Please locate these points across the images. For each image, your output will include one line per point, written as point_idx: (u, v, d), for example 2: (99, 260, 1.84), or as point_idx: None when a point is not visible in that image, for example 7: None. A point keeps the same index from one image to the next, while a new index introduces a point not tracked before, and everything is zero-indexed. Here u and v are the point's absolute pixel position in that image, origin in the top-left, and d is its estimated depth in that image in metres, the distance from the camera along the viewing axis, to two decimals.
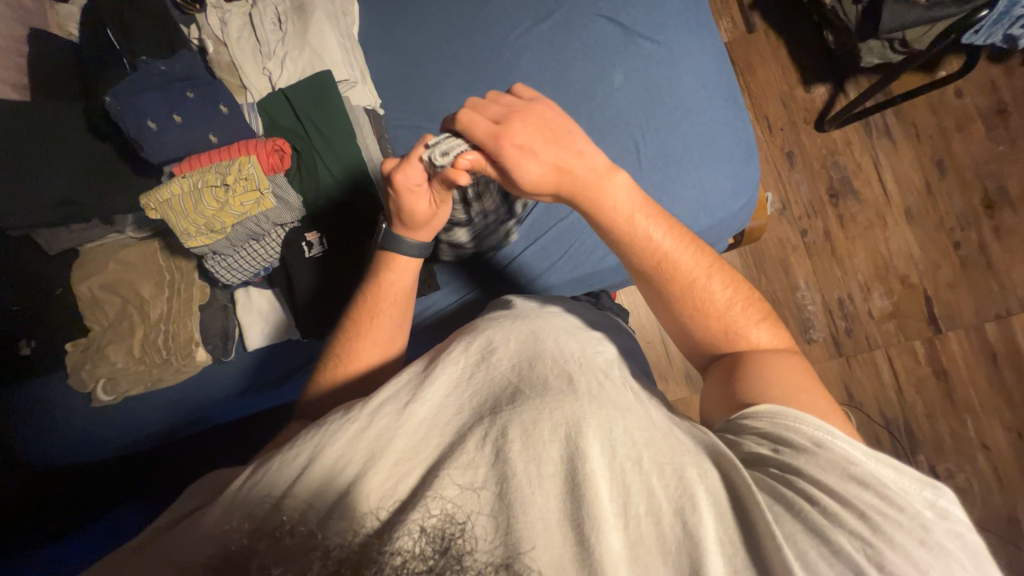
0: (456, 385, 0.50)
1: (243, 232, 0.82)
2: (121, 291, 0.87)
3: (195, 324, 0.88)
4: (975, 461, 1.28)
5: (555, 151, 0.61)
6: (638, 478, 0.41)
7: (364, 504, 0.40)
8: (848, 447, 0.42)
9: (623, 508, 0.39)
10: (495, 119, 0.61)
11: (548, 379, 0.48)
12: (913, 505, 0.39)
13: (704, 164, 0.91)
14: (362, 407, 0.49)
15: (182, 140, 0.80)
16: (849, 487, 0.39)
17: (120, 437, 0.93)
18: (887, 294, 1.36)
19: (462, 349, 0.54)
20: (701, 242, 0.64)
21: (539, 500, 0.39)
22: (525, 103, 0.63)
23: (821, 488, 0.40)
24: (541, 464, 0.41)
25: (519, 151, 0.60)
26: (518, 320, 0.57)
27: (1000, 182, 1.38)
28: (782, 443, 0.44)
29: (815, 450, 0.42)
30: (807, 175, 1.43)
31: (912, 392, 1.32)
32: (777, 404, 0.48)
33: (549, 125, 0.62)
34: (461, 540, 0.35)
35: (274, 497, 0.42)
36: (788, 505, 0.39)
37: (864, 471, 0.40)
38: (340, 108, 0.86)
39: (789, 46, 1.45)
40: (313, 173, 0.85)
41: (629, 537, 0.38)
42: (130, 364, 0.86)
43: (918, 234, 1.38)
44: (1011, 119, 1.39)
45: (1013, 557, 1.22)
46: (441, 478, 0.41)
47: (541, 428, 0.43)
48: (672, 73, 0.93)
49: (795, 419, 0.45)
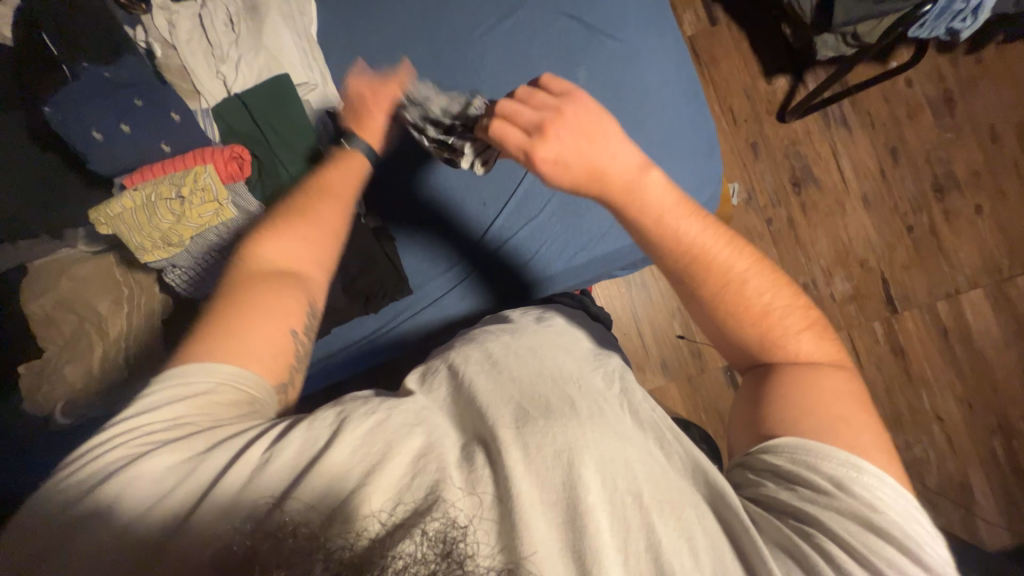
0: (463, 394, 0.50)
1: (203, 243, 0.79)
2: (77, 307, 0.83)
3: (156, 339, 0.84)
4: (931, 432, 1.36)
5: (588, 152, 0.60)
6: (637, 513, 0.42)
7: (368, 506, 0.40)
8: (871, 494, 0.44)
9: (622, 543, 0.41)
10: (529, 130, 0.60)
11: (551, 400, 0.48)
12: (926, 557, 0.42)
13: (668, 162, 0.93)
14: (373, 405, 0.48)
15: (134, 151, 0.78)
16: (867, 538, 0.43)
17: None
18: (848, 277, 1.43)
19: (467, 361, 0.53)
20: (745, 241, 0.63)
21: (541, 526, 0.41)
22: (557, 106, 0.60)
23: (838, 541, 0.43)
24: (544, 486, 0.42)
25: (552, 165, 0.60)
26: (523, 339, 0.57)
27: (947, 167, 1.45)
28: (806, 488, 0.46)
29: (836, 495, 0.45)
30: (771, 165, 1.47)
31: (872, 369, 1.39)
32: (799, 437, 0.49)
33: (583, 128, 0.60)
34: (463, 544, 0.37)
35: (276, 493, 0.43)
36: (803, 559, 0.42)
37: (884, 522, 0.43)
38: (300, 112, 0.85)
39: (750, 39, 1.48)
40: (275, 179, 0.83)
41: (628, 572, 0.40)
42: (88, 384, 0.81)
43: (875, 220, 1.44)
44: (957, 106, 1.46)
45: (965, 518, 1.31)
46: (446, 493, 0.41)
47: (544, 451, 0.44)
48: (635, 71, 0.94)
49: (824, 459, 0.47)
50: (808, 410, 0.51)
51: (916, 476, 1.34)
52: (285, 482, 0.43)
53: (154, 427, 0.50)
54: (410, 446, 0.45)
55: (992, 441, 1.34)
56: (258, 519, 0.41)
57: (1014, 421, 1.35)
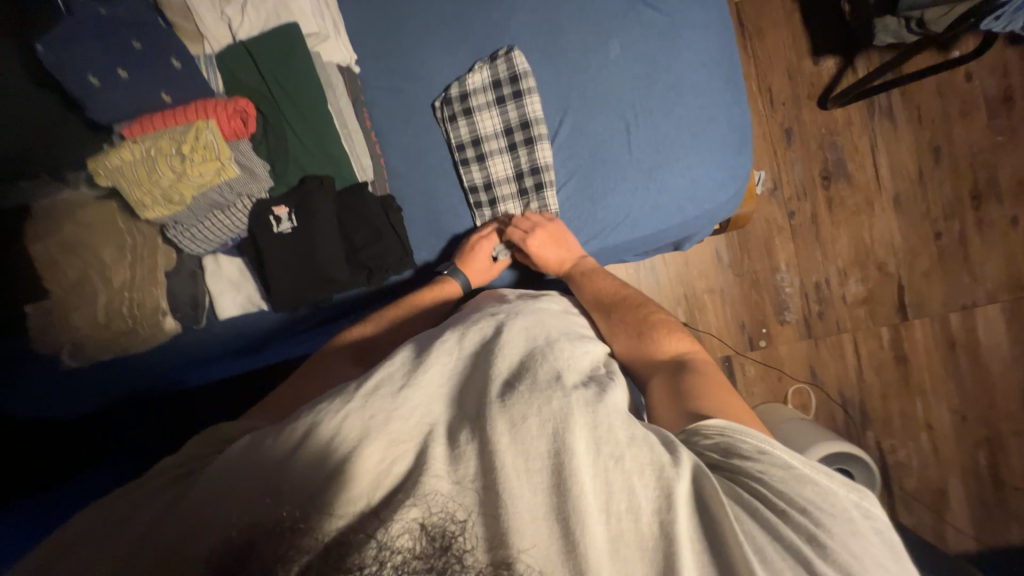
0: (449, 373, 0.51)
1: (205, 203, 0.78)
2: (80, 252, 0.79)
3: (162, 292, 0.84)
4: (918, 439, 1.37)
5: (558, 250, 0.85)
6: (619, 475, 0.42)
7: (357, 488, 0.40)
8: (786, 454, 0.46)
9: (606, 504, 0.41)
10: (525, 230, 0.86)
11: (536, 375, 0.49)
12: (841, 499, 0.44)
13: (695, 151, 0.88)
14: (358, 387, 0.48)
15: (131, 99, 0.74)
16: (791, 485, 0.44)
17: (111, 391, 0.90)
18: (863, 280, 1.39)
19: (455, 341, 0.55)
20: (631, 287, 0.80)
21: (525, 493, 0.40)
22: (546, 218, 0.87)
23: (767, 488, 0.44)
24: (528, 457, 0.42)
25: (535, 250, 0.85)
26: (513, 317, 0.60)
27: (991, 173, 1.37)
28: (733, 454, 0.47)
29: (760, 457, 0.46)
30: (803, 154, 1.39)
31: (871, 373, 1.39)
32: (724, 420, 0.51)
33: (560, 234, 0.86)
34: (462, 539, 0.37)
35: (249, 486, 0.41)
36: (746, 504, 0.43)
37: (802, 473, 0.45)
38: (309, 67, 0.80)
39: (802, 12, 1.36)
40: (282, 142, 0.81)
41: (611, 532, 0.40)
42: (95, 329, 0.81)
43: (902, 222, 1.38)
44: (1015, 107, 1.36)
45: (935, 522, 1.35)
46: (432, 475, 0.41)
47: (529, 424, 0.44)
48: (672, 48, 0.87)
49: (740, 432, 0.49)
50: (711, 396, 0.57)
51: (896, 479, 1.36)
52: (256, 476, 0.42)
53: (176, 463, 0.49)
54: (396, 427, 0.44)
55: (977, 453, 1.36)
56: (229, 514, 0.39)
57: (1002, 436, 1.36)
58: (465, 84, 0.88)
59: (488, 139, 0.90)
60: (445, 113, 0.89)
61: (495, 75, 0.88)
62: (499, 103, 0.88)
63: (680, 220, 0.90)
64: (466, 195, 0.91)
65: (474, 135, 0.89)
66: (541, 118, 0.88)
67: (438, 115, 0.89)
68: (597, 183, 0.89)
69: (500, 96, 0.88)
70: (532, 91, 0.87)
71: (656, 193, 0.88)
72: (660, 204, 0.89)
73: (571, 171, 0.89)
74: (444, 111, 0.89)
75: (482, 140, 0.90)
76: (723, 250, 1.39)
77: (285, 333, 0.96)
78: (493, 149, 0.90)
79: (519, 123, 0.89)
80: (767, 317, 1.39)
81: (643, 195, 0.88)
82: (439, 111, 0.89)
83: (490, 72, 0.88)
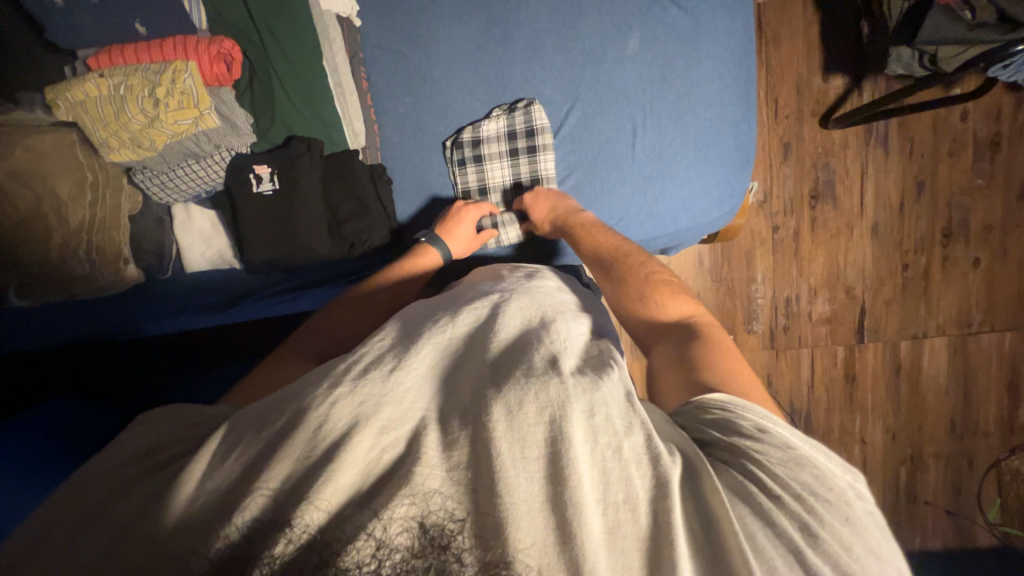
0: (441, 355, 0.49)
1: (179, 150, 0.74)
2: (27, 184, 0.71)
3: (126, 236, 0.79)
4: (851, 451, 1.48)
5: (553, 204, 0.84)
6: (616, 465, 0.41)
7: (345, 477, 0.40)
8: (784, 434, 0.45)
9: (603, 495, 0.40)
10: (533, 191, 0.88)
11: (532, 360, 0.47)
12: (837, 484, 0.42)
13: (698, 163, 0.87)
14: (346, 369, 0.46)
15: (100, 25, 0.69)
16: (788, 469, 0.43)
17: (76, 324, 0.88)
18: (830, 300, 1.44)
19: (448, 320, 0.53)
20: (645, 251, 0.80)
21: (520, 483, 0.40)
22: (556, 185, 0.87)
23: (766, 471, 0.42)
24: (523, 446, 0.41)
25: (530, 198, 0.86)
26: (506, 297, 0.58)
27: (965, 215, 1.42)
28: (733, 432, 0.46)
29: (757, 435, 0.45)
30: (796, 170, 1.40)
31: (822, 387, 1.47)
32: (727, 394, 0.49)
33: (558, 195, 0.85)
34: (461, 537, 0.39)
35: (237, 479, 0.41)
36: (740, 491, 0.42)
37: (801, 455, 0.43)
38: (305, 18, 0.74)
39: (820, 26, 1.34)
40: (268, 93, 0.76)
41: (606, 523, 0.39)
42: (45, 268, 0.73)
43: (876, 250, 1.43)
44: (999, 153, 1.40)
45: None
46: (424, 463, 0.41)
47: (526, 411, 0.42)
48: (691, 52, 0.84)
49: (744, 408, 0.47)
50: (717, 361, 0.56)
51: None
52: (241, 472, 0.41)
53: (160, 433, 0.48)
54: (386, 412, 0.43)
55: (898, 468, 1.47)
56: (223, 512, 0.39)
57: (926, 457, 1.47)
58: (479, 130, 0.86)
59: (495, 188, 0.90)
60: (453, 162, 0.87)
61: (512, 129, 0.86)
62: (512, 155, 0.87)
63: (672, 229, 0.90)
64: (455, 184, 0.89)
65: (482, 183, 0.89)
66: (551, 160, 0.87)
67: (445, 161, 0.88)
68: (596, 181, 0.88)
69: (514, 149, 0.87)
70: (548, 148, 0.86)
71: (653, 201, 0.88)
72: (657, 211, 0.89)
73: (572, 166, 0.88)
74: (451, 158, 0.87)
75: (489, 189, 0.90)
76: (705, 255, 1.41)
77: (257, 294, 0.90)
78: (500, 200, 0.91)
79: (531, 181, 0.89)
80: (736, 323, 1.44)
81: (640, 200, 0.88)
82: (448, 157, 0.87)
83: (507, 121, 0.85)
